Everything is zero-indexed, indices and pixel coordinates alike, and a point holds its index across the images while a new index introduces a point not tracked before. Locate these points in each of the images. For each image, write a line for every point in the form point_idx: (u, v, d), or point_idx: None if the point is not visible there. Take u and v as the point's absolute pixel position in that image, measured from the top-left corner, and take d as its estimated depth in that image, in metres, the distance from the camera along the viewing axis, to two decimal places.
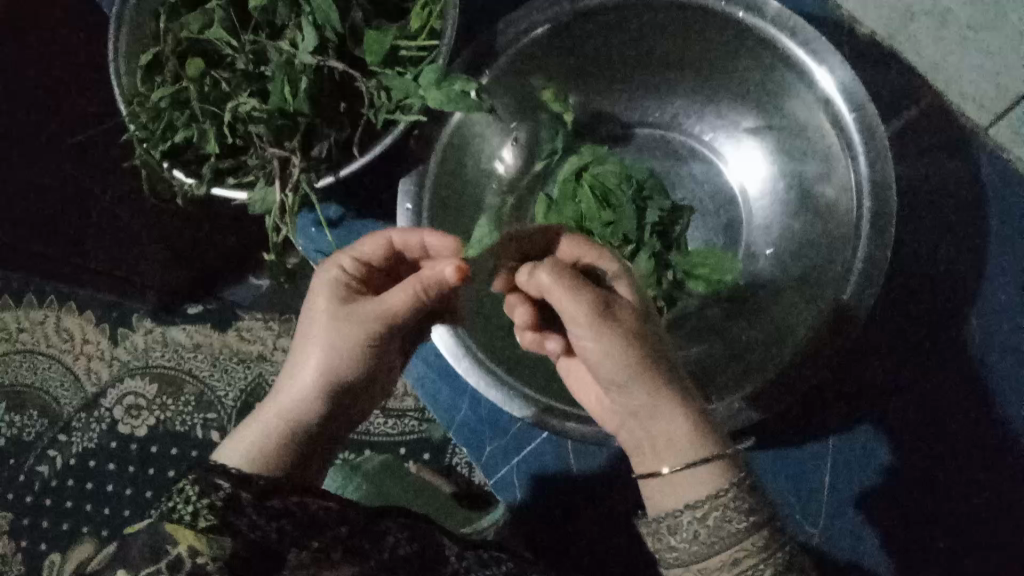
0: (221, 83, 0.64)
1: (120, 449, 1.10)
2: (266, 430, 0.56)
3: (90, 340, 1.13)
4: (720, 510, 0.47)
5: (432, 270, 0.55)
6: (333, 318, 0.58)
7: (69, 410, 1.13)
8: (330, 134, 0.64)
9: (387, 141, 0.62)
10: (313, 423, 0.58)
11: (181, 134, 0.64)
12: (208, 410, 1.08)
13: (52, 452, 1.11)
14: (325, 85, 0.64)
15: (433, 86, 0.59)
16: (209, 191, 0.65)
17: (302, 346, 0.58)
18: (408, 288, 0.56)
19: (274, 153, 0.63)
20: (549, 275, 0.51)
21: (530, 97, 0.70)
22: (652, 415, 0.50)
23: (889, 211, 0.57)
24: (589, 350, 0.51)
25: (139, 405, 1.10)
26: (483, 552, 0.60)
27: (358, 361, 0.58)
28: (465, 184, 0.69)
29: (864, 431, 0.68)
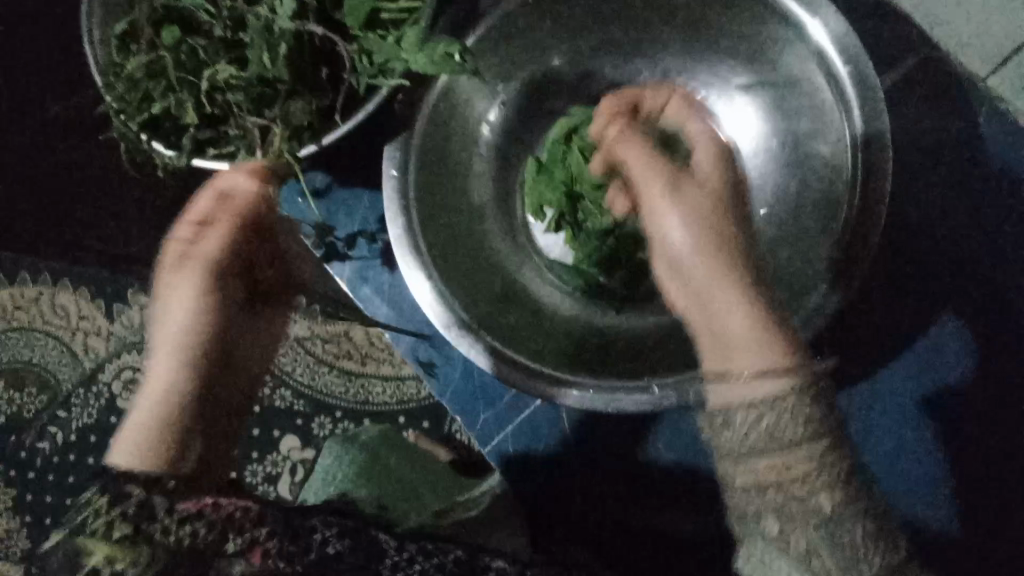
0: (198, 51, 0.62)
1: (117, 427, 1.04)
2: (146, 421, 0.53)
3: (84, 317, 1.03)
4: (776, 416, 0.49)
5: (230, 187, 0.58)
6: (167, 276, 0.57)
7: (66, 386, 1.05)
8: (310, 101, 0.62)
9: (371, 105, 0.61)
10: (185, 395, 0.55)
11: (158, 104, 0.61)
12: None
13: (51, 431, 1.05)
14: (305, 51, 0.62)
15: (416, 50, 0.59)
16: (189, 163, 0.62)
17: (167, 322, 0.57)
18: (228, 226, 0.57)
19: (255, 122, 0.61)
20: (619, 136, 0.62)
21: (514, 60, 0.68)
22: (713, 301, 0.53)
23: (887, 172, 0.56)
24: (673, 221, 0.57)
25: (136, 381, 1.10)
26: (425, 545, 0.52)
27: (195, 318, 0.56)
28: (453, 152, 0.67)
29: (911, 352, 0.71)
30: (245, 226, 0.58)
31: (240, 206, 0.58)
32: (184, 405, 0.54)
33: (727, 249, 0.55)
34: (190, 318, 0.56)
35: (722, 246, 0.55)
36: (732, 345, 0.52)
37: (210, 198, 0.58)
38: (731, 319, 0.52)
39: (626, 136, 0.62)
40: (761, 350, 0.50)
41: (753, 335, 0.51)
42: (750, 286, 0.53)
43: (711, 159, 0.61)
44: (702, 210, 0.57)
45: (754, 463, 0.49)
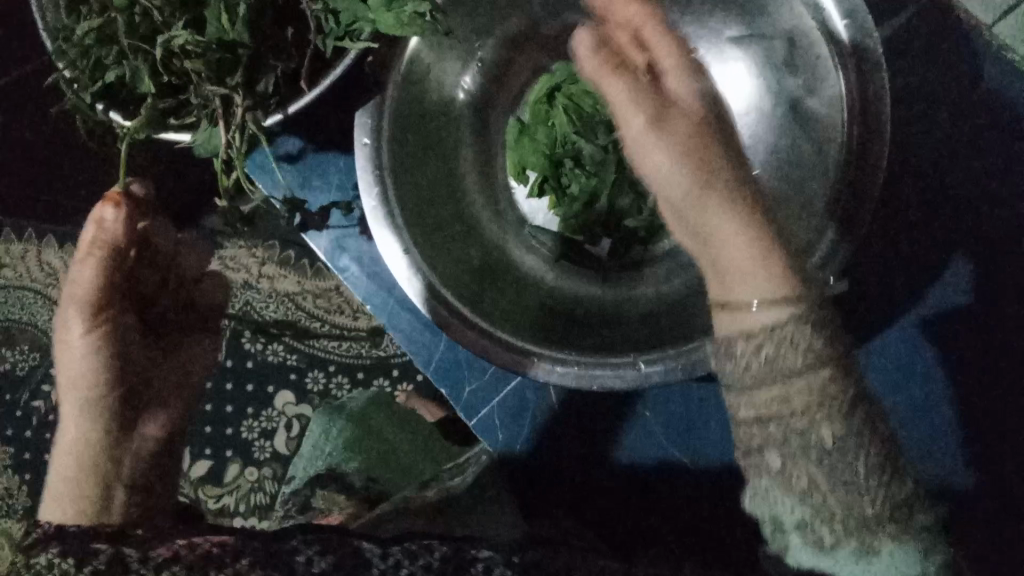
0: (152, 12, 0.57)
1: None
2: (61, 485, 0.57)
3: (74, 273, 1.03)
4: (774, 346, 0.47)
5: (105, 228, 0.60)
6: (77, 330, 0.60)
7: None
8: (275, 65, 0.59)
9: (337, 71, 0.57)
10: (110, 444, 0.60)
11: (112, 72, 0.58)
12: None
13: (49, 389, 1.04)
14: (266, 10, 0.58)
15: (383, 9, 0.56)
16: (151, 135, 0.59)
17: (63, 367, 0.60)
18: (97, 261, 0.59)
19: (215, 91, 0.57)
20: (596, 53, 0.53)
21: (491, 14, 0.64)
22: (705, 215, 0.50)
23: (882, 148, 0.54)
24: (658, 156, 0.51)
25: None
26: (412, 544, 0.43)
27: (94, 372, 0.60)
28: (427, 116, 0.64)
29: (935, 292, 0.68)
30: (117, 259, 0.61)
31: (106, 240, 0.60)
32: (98, 451, 0.59)
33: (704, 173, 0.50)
34: (94, 374, 0.60)
35: (704, 149, 0.51)
36: (732, 272, 0.50)
37: (85, 257, 0.60)
38: (727, 246, 0.50)
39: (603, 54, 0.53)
40: (766, 273, 0.48)
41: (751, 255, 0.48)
42: (739, 199, 0.50)
43: (685, 70, 0.52)
44: (675, 121, 0.51)
45: (754, 398, 0.48)
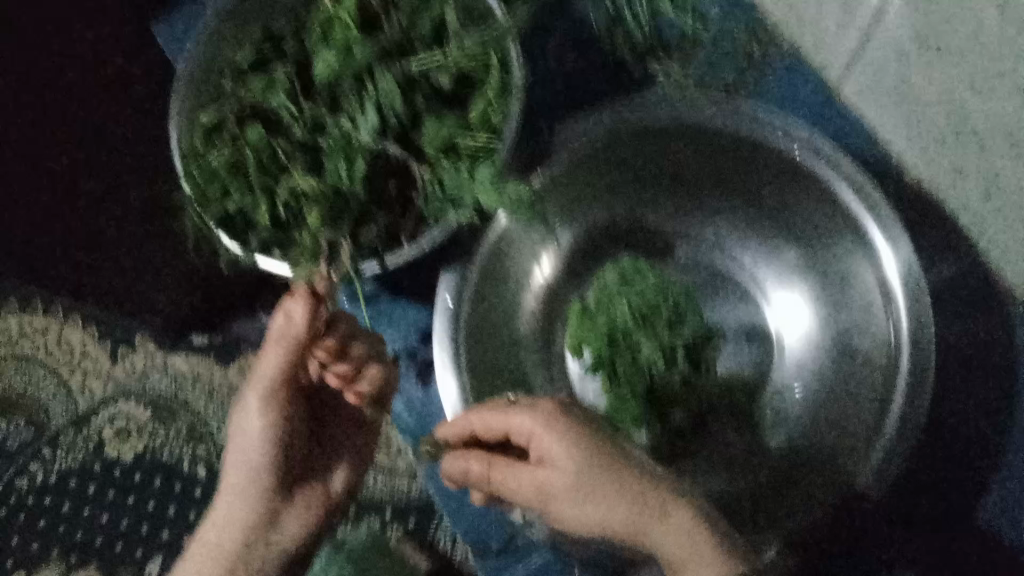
0: (279, 153, 0.66)
1: (102, 472, 1.09)
2: (210, 555, 0.66)
3: (89, 353, 1.10)
4: None
5: (291, 326, 0.61)
6: (257, 412, 0.65)
7: (59, 423, 1.11)
8: (380, 218, 0.65)
9: (436, 234, 0.63)
10: (245, 533, 0.66)
11: (235, 201, 0.64)
12: (198, 444, 1.08)
13: (33, 467, 1.10)
14: (380, 168, 0.66)
15: (489, 187, 0.62)
16: (254, 261, 0.64)
17: (240, 438, 0.66)
18: (281, 356, 0.62)
19: (323, 232, 0.63)
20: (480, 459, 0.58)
21: (573, 204, 0.71)
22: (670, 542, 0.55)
23: (930, 359, 0.61)
24: (540, 459, 0.57)
25: (130, 429, 1.10)
26: None
27: (268, 454, 0.66)
28: (505, 285, 0.69)
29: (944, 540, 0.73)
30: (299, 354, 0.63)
31: (290, 337, 0.61)
32: (245, 533, 0.66)
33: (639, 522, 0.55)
34: (269, 454, 0.66)
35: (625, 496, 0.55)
36: (686, 567, 0.54)
37: (276, 355, 0.63)
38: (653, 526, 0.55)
39: (476, 455, 0.59)
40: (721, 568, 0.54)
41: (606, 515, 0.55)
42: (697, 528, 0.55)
43: (540, 430, 0.57)
44: (592, 491, 0.55)
45: None
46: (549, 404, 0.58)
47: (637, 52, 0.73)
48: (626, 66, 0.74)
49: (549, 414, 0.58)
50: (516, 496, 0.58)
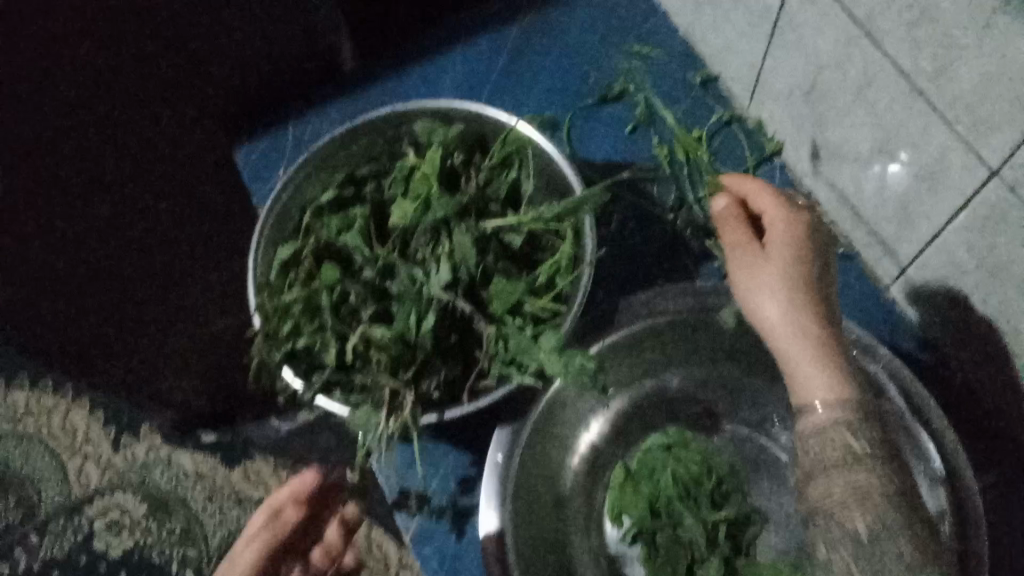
0: (350, 295, 0.67)
1: (88, 564, 1.10)
2: None
3: (91, 440, 1.13)
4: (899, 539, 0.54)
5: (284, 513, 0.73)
6: None
7: (49, 508, 1.12)
8: (441, 369, 0.66)
9: (497, 394, 0.65)
10: None
11: (304, 339, 0.66)
12: (190, 546, 1.08)
13: (18, 551, 1.12)
14: (447, 319, 0.67)
15: (553, 354, 0.63)
16: (314, 398, 0.65)
17: None
18: (262, 544, 0.72)
19: (387, 381, 0.63)
20: (777, 213, 0.62)
21: (624, 371, 0.73)
22: (806, 371, 0.59)
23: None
24: (775, 230, 0.61)
25: (121, 523, 1.11)
26: None
27: None
28: (552, 442, 0.71)
29: None
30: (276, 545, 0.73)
31: (277, 526, 0.73)
32: None
33: (829, 348, 0.60)
34: None
35: (813, 319, 0.60)
36: (813, 376, 0.59)
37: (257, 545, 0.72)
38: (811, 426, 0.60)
39: (776, 207, 0.62)
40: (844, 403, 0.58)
41: (816, 347, 0.59)
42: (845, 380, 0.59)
43: (786, 230, 0.61)
44: (795, 291, 0.60)
45: None
46: (805, 215, 0.62)
47: (699, 229, 0.78)
48: (686, 239, 0.79)
49: (803, 222, 0.62)
50: (749, 262, 0.61)
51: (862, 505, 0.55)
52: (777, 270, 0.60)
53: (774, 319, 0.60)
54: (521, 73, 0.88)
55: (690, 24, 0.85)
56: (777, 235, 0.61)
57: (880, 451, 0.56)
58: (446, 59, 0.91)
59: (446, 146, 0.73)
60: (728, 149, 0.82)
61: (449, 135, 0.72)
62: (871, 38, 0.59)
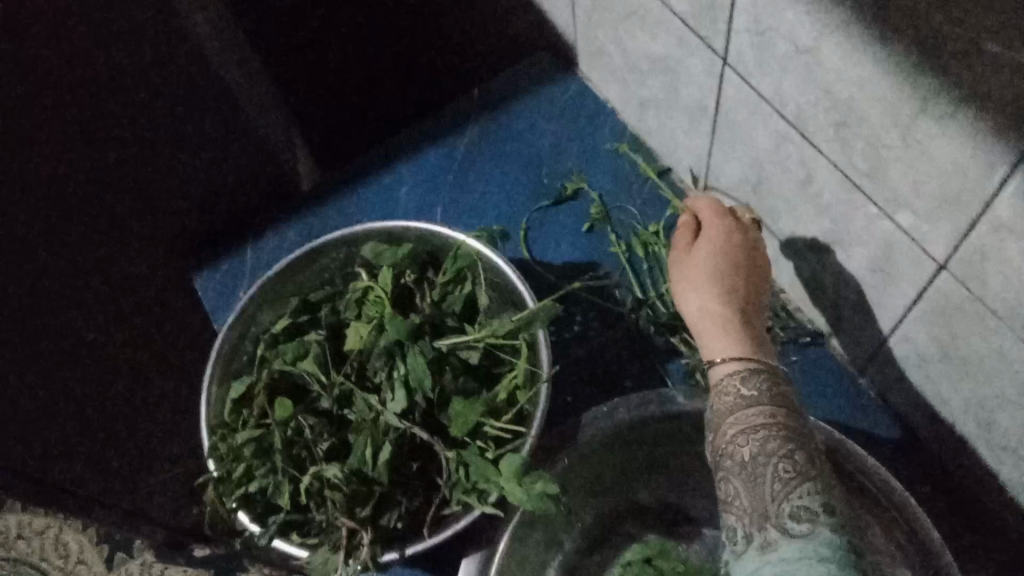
0: (305, 429, 0.65)
1: None
2: None
3: (85, 560, 1.10)
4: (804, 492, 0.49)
5: None
6: None
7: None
8: (401, 501, 0.64)
9: (461, 524, 0.63)
10: None
11: (257, 483, 0.64)
12: None
13: None
14: (405, 447, 0.66)
15: (513, 481, 0.60)
16: (270, 543, 0.63)
17: None
18: None
19: (344, 522, 0.61)
20: (713, 214, 0.68)
21: (595, 487, 0.70)
22: (721, 330, 0.60)
23: None
24: (709, 225, 0.67)
25: None
26: None
27: None
28: (533, 565, 0.67)
29: None
30: None
31: None
32: None
33: (743, 320, 0.60)
34: None
35: (736, 299, 0.61)
36: (725, 336, 0.59)
37: None
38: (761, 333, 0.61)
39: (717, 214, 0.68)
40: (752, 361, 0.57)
41: (735, 321, 0.60)
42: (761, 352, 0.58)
43: (728, 227, 0.66)
44: (726, 275, 0.62)
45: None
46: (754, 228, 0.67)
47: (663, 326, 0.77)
48: (651, 338, 0.77)
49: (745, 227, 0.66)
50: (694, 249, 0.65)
51: (744, 435, 0.53)
52: (702, 264, 0.63)
53: (694, 302, 0.62)
54: (474, 184, 0.89)
55: (637, 118, 0.85)
56: (717, 234, 0.65)
57: (775, 400, 0.54)
58: (401, 175, 0.92)
59: (397, 267, 0.72)
60: None
61: (398, 257, 0.72)
62: (800, 133, 0.59)
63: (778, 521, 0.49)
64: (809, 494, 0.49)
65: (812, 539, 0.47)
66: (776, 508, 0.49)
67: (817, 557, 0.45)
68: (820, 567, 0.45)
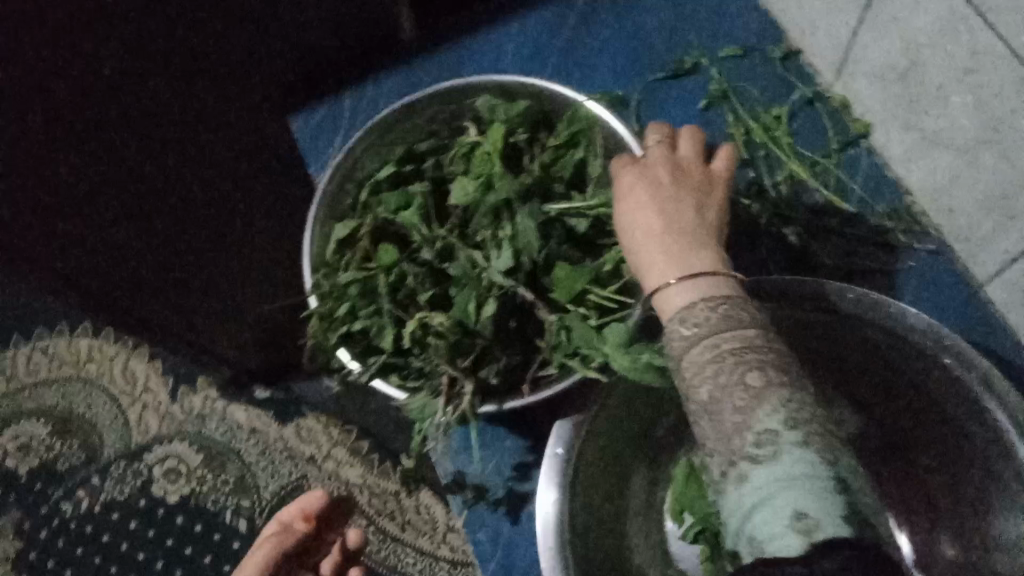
0: (408, 277, 0.66)
1: (144, 509, 1.10)
2: None
3: (150, 388, 1.14)
4: (772, 417, 0.47)
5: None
6: None
7: (109, 454, 1.14)
8: (501, 357, 0.65)
9: (560, 387, 0.63)
10: None
11: (360, 322, 0.65)
12: (243, 497, 1.08)
13: (80, 492, 1.13)
14: (508, 306, 0.65)
15: (620, 350, 0.59)
16: (370, 381, 0.64)
17: None
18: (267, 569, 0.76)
19: (444, 371, 0.62)
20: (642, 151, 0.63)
21: None
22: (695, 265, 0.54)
23: None
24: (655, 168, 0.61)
25: (178, 471, 1.11)
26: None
27: None
28: (624, 436, 0.67)
29: None
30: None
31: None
32: None
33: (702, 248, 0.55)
34: None
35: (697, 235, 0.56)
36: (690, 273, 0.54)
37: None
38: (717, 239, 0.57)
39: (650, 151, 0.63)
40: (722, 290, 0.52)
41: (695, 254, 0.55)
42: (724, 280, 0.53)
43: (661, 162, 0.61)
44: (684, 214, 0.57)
45: None
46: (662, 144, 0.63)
47: (777, 215, 0.74)
48: (761, 225, 0.75)
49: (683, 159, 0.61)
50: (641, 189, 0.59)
51: (699, 373, 0.49)
52: (655, 207, 0.58)
53: (652, 237, 0.57)
54: (586, 49, 0.85)
55: None
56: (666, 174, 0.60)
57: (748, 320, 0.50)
58: (508, 32, 0.87)
59: (509, 125, 0.70)
60: (810, 128, 0.77)
61: (512, 115, 0.69)
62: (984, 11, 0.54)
63: (743, 452, 0.47)
64: (768, 412, 0.47)
65: (779, 459, 0.45)
66: (740, 441, 0.47)
67: (794, 484, 0.44)
68: (793, 487, 0.44)
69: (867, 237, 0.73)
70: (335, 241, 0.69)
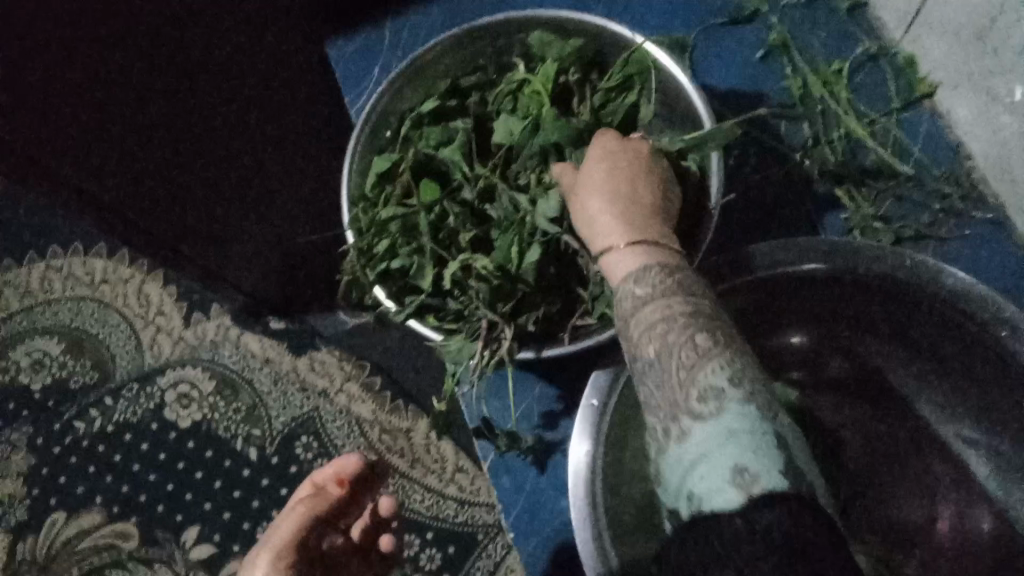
0: (449, 217, 0.64)
1: (156, 432, 1.10)
2: None
3: (164, 312, 1.13)
4: (714, 368, 0.46)
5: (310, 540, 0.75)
6: None
7: (122, 374, 1.13)
8: (541, 306, 0.63)
9: (599, 338, 0.59)
10: None
11: (399, 260, 0.64)
12: (255, 426, 1.08)
13: (92, 412, 1.12)
14: (552, 253, 0.63)
15: None
16: (405, 321, 0.63)
17: None
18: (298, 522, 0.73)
19: (484, 316, 0.61)
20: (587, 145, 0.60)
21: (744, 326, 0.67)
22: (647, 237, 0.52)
23: None
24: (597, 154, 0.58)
25: (191, 397, 1.10)
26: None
27: None
28: None
29: None
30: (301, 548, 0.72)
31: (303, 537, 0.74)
32: None
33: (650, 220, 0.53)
34: None
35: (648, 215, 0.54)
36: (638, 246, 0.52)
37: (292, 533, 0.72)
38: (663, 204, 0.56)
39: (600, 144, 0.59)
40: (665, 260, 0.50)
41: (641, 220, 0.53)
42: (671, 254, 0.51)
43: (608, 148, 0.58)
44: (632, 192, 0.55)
45: None
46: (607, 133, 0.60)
47: (831, 172, 0.72)
48: (812, 182, 0.73)
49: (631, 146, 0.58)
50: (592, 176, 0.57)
51: (647, 335, 0.49)
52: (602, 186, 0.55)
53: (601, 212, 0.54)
54: None
55: None
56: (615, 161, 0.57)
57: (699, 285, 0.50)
58: None
59: (561, 63, 0.67)
60: (872, 84, 0.74)
61: (565, 52, 0.66)
62: None
63: (687, 408, 0.46)
64: (713, 369, 0.46)
65: (720, 416, 0.45)
66: (685, 393, 0.47)
67: (721, 443, 0.45)
68: (727, 443, 0.44)
69: (924, 200, 0.71)
70: (377, 173, 0.66)
